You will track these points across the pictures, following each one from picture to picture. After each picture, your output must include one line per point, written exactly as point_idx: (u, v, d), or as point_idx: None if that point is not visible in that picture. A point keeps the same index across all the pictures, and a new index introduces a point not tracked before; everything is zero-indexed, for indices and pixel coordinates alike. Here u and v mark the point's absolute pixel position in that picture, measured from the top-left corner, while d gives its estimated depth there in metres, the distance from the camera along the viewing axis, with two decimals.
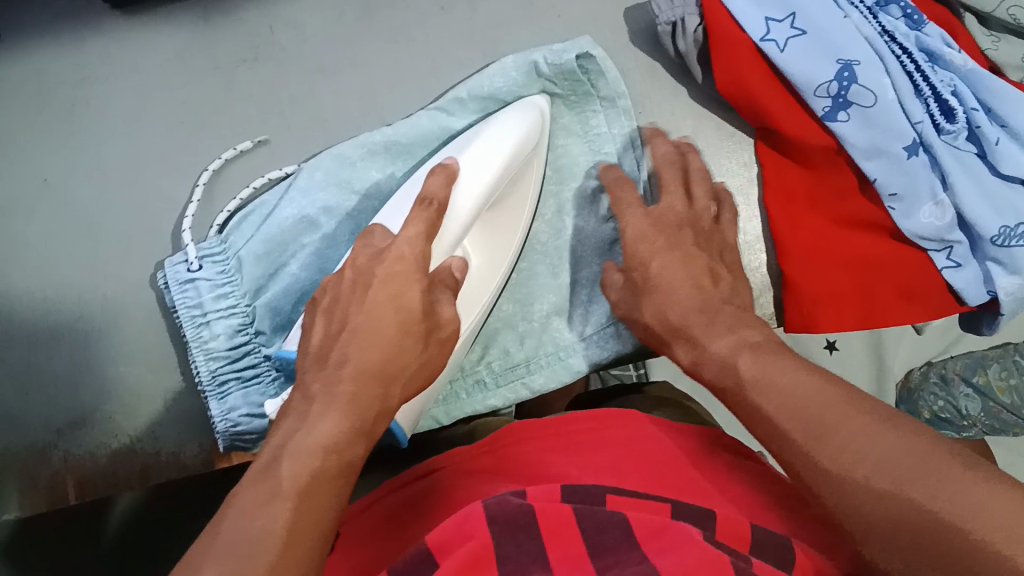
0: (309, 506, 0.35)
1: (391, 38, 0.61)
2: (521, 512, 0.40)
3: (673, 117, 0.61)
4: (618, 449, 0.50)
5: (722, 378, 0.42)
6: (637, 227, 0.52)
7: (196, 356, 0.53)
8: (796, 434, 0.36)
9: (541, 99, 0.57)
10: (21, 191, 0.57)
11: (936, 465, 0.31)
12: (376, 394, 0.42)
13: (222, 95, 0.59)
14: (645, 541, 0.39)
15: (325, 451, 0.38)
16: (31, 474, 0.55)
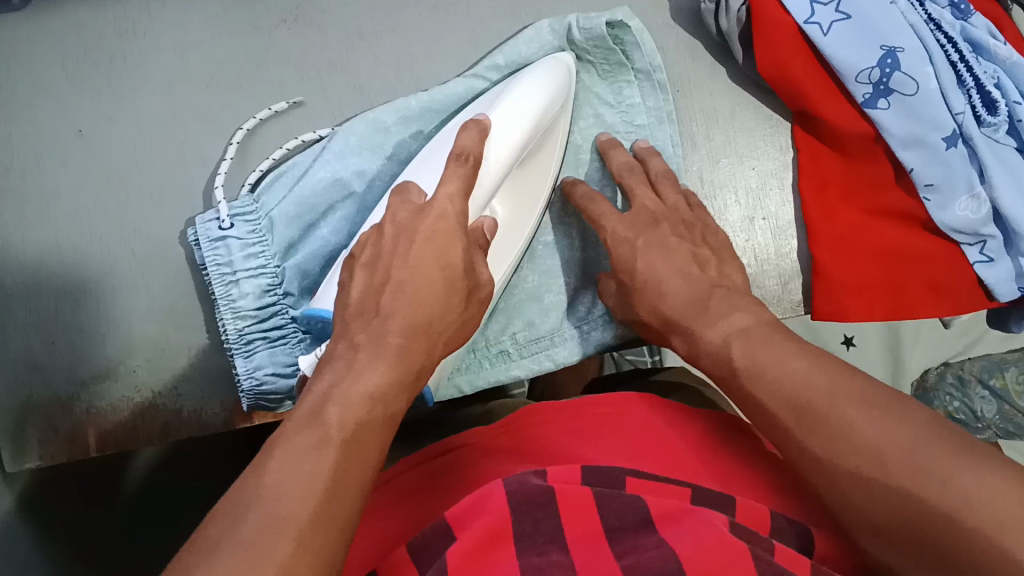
0: (357, 455, 0.37)
1: (433, 5, 0.61)
2: (539, 491, 0.40)
3: (710, 98, 0.59)
4: (640, 430, 0.50)
5: (740, 360, 0.43)
6: (614, 227, 0.52)
7: (223, 314, 0.53)
8: (791, 422, 0.39)
9: (565, 54, 0.55)
10: (57, 142, 0.57)
11: (925, 453, 0.34)
12: (414, 356, 0.43)
13: (259, 57, 0.59)
14: (663, 526, 0.38)
15: (365, 402, 0.39)
16: (54, 424, 0.55)
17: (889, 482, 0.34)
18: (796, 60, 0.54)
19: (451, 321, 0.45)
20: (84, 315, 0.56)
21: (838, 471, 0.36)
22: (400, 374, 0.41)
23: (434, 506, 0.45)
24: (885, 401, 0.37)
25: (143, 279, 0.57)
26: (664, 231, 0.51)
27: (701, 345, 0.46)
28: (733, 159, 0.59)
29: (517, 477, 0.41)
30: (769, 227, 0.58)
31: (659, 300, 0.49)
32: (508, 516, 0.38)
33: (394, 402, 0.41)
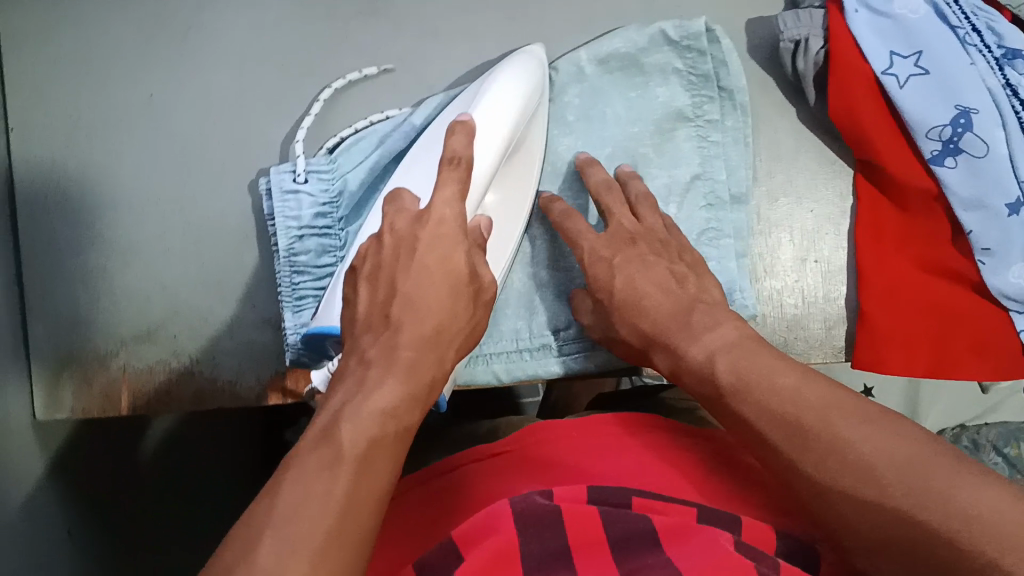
0: (371, 471, 0.35)
1: (511, 11, 0.58)
2: (547, 512, 0.41)
3: (774, 137, 0.58)
4: (640, 451, 0.51)
5: (725, 374, 0.43)
6: (591, 245, 0.53)
7: (281, 265, 0.55)
8: (783, 443, 0.39)
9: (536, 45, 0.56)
10: (126, 106, 0.57)
11: (921, 472, 0.34)
12: (431, 365, 0.41)
13: (335, 42, 0.58)
14: (669, 545, 0.39)
15: (385, 418, 0.37)
16: (90, 379, 0.57)
17: (880, 501, 0.35)
18: (867, 107, 0.54)
19: (462, 326, 0.44)
20: (132, 275, 0.57)
21: (828, 490, 0.37)
22: (409, 382, 0.39)
23: (446, 522, 0.46)
24: (874, 423, 0.37)
25: (195, 245, 0.57)
26: (641, 249, 0.52)
27: (680, 364, 0.46)
28: (794, 198, 0.58)
29: (522, 500, 0.41)
30: (820, 270, 0.57)
31: (638, 317, 0.49)
32: (517, 536, 0.39)
33: (409, 419, 0.39)
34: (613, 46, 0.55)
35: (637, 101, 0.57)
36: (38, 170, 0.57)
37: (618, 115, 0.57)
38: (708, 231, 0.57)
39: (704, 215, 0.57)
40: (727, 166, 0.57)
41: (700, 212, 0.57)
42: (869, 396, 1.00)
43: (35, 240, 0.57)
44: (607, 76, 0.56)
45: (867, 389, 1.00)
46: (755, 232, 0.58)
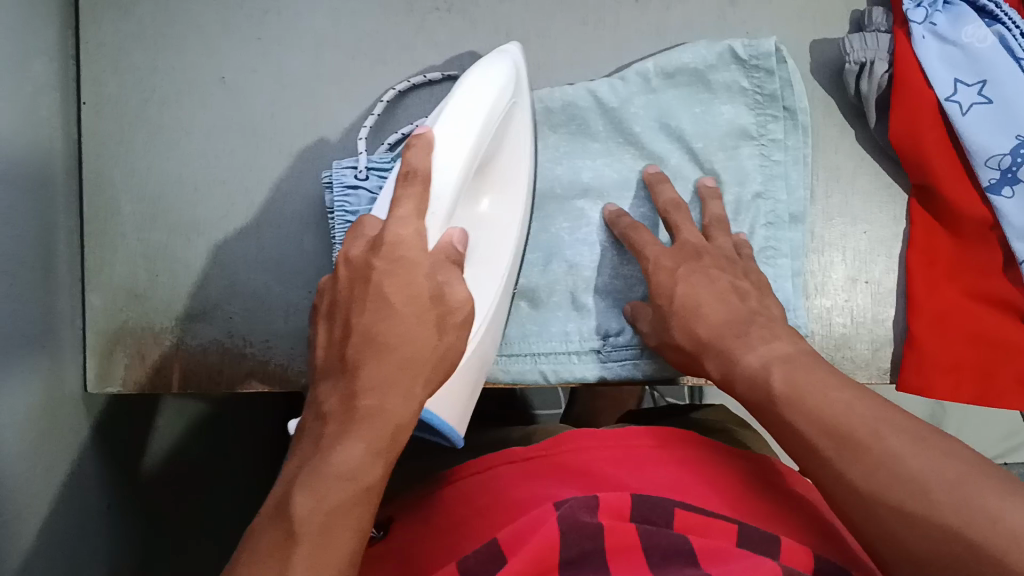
0: (331, 545, 0.37)
1: (581, 17, 0.59)
2: (590, 525, 0.42)
3: (835, 156, 0.59)
4: (674, 467, 0.50)
5: (779, 383, 0.43)
6: (657, 256, 0.53)
7: None
8: (828, 454, 0.39)
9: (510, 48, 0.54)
10: (199, 86, 0.59)
11: (970, 494, 0.34)
12: (428, 356, 0.42)
13: (409, 37, 0.59)
14: (706, 564, 0.41)
15: (347, 481, 0.38)
16: (143, 353, 0.58)
17: (928, 517, 0.35)
18: (929, 131, 0.55)
19: (429, 349, 0.42)
20: (193, 254, 0.58)
21: (871, 502, 0.37)
22: (369, 431, 0.39)
23: (469, 530, 0.47)
24: (923, 440, 0.37)
25: (256, 228, 0.58)
26: (706, 263, 0.52)
27: (734, 369, 0.47)
28: (848, 219, 0.59)
29: (566, 510, 0.43)
30: (870, 291, 0.58)
31: (694, 323, 0.50)
32: (558, 540, 0.41)
33: (374, 467, 0.39)
34: (682, 58, 0.57)
35: (702, 116, 0.58)
36: (106, 142, 0.58)
37: (684, 128, 0.57)
38: (767, 249, 0.58)
39: (763, 233, 0.58)
40: (788, 186, 0.58)
41: (759, 229, 0.58)
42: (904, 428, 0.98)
43: (98, 211, 0.58)
44: (673, 88, 0.57)
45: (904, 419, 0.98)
46: (811, 250, 0.58)
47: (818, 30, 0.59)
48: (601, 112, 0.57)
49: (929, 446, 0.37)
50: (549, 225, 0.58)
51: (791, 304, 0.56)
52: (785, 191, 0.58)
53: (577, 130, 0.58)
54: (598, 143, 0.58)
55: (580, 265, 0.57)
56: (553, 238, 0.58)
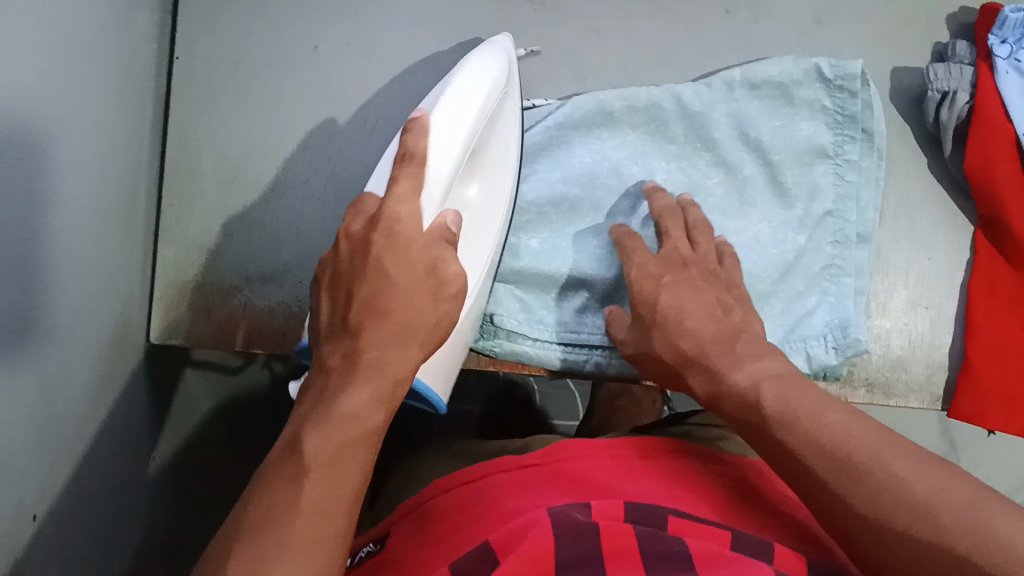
0: (329, 505, 0.34)
1: (671, 24, 0.60)
2: (587, 524, 0.38)
3: (906, 180, 0.60)
4: (662, 481, 0.45)
5: (771, 402, 0.40)
6: (643, 262, 0.53)
7: None
8: (825, 474, 0.35)
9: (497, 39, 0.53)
10: (293, 53, 0.60)
11: (982, 519, 0.31)
12: (424, 324, 0.41)
13: (502, 25, 0.60)
14: (703, 567, 0.36)
15: (352, 443, 0.36)
16: (209, 309, 0.58)
17: (936, 540, 0.31)
18: (1004, 165, 0.56)
19: (425, 321, 0.41)
20: (268, 216, 0.59)
21: (876, 531, 0.33)
22: (371, 398, 0.38)
23: (461, 539, 0.42)
24: (926, 462, 0.34)
25: (334, 197, 0.59)
26: (691, 274, 0.52)
27: (721, 390, 0.43)
28: (915, 244, 0.60)
29: (561, 512, 0.39)
30: (930, 316, 0.59)
31: (678, 336, 0.48)
32: (553, 541, 0.37)
33: (372, 433, 0.38)
34: (767, 72, 0.58)
35: (781, 130, 0.58)
36: (194, 98, 0.59)
37: (763, 139, 0.58)
38: (831, 267, 0.58)
39: (829, 250, 0.59)
40: (858, 208, 0.58)
41: (826, 247, 0.59)
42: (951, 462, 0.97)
43: (179, 165, 0.59)
44: (756, 100, 0.58)
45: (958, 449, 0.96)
46: (875, 271, 0.59)
47: (900, 58, 0.61)
48: (682, 116, 0.58)
49: (931, 470, 0.33)
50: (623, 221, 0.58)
51: (852, 320, 0.56)
52: (854, 212, 0.58)
53: (657, 131, 0.58)
54: (675, 146, 0.59)
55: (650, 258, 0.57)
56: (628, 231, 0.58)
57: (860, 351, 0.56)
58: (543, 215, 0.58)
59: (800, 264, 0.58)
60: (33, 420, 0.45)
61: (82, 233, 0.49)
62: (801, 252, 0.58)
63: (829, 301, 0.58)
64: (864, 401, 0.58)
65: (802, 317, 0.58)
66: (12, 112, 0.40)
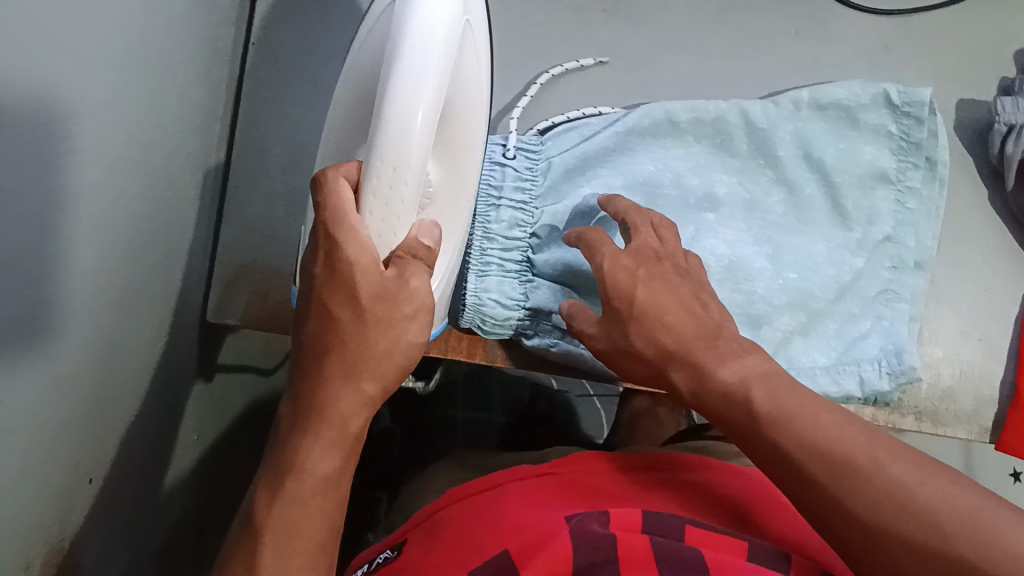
0: (301, 560, 0.36)
1: (741, 40, 0.61)
2: (602, 536, 0.39)
3: (962, 210, 0.60)
4: (661, 495, 0.46)
5: (762, 401, 0.39)
6: (614, 254, 0.47)
7: (475, 231, 0.56)
8: (818, 474, 0.35)
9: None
10: None
11: (983, 527, 0.31)
12: (382, 351, 0.39)
13: (574, 30, 0.61)
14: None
15: (320, 487, 0.37)
16: (266, 292, 0.57)
17: (942, 549, 0.32)
18: None
19: (380, 348, 0.38)
20: None
21: (880, 535, 0.33)
22: (339, 432, 0.38)
23: (483, 539, 0.43)
24: (925, 466, 0.34)
25: None
26: (665, 270, 0.47)
27: (706, 381, 0.41)
28: (971, 274, 0.60)
29: (576, 523, 0.40)
30: (983, 347, 0.58)
31: (659, 331, 0.44)
32: (570, 550, 0.39)
33: (342, 470, 0.38)
34: (837, 94, 0.59)
35: (845, 152, 0.59)
36: (268, 82, 0.60)
37: (826, 160, 0.59)
38: (886, 292, 0.58)
39: (886, 275, 0.58)
40: (917, 235, 0.58)
41: (883, 272, 0.58)
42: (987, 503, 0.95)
43: (249, 147, 0.59)
44: (823, 122, 0.59)
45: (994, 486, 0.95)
46: (929, 299, 0.59)
47: (965, 89, 0.61)
48: (747, 132, 0.59)
49: (928, 476, 0.34)
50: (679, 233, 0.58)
51: (906, 346, 0.56)
52: (914, 238, 0.58)
53: (722, 144, 0.59)
54: (739, 160, 0.59)
55: (708, 268, 0.57)
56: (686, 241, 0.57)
57: (914, 378, 0.55)
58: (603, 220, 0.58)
59: (857, 286, 0.58)
60: (94, 375, 0.46)
61: (156, 196, 0.49)
62: (857, 275, 0.58)
63: (883, 326, 0.57)
64: (912, 429, 0.57)
65: (855, 341, 0.57)
66: (104, 67, 0.41)
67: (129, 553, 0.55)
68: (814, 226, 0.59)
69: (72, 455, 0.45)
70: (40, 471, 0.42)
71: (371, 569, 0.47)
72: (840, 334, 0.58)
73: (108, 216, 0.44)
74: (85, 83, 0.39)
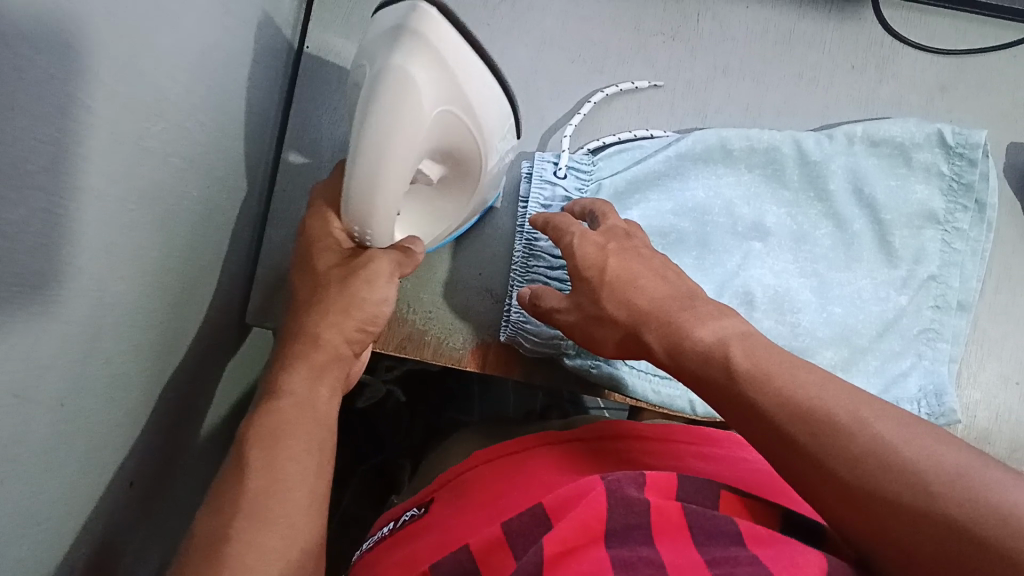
0: (287, 455, 0.41)
1: (799, 71, 0.61)
2: (639, 501, 0.38)
3: (1010, 256, 0.60)
4: (650, 463, 0.47)
5: (740, 358, 0.39)
6: (581, 230, 0.50)
7: (519, 247, 0.57)
8: (802, 438, 0.34)
9: (411, 55, 0.36)
10: None
11: (969, 484, 0.30)
12: (343, 302, 0.46)
13: (633, 52, 0.61)
14: (752, 545, 0.35)
15: (294, 404, 0.43)
16: None
17: (928, 510, 0.30)
18: None
19: (343, 301, 0.46)
20: None
21: (864, 495, 0.32)
22: (310, 364, 0.45)
23: (500, 505, 0.43)
24: (914, 427, 0.33)
25: None
26: (634, 245, 0.49)
27: (682, 346, 0.42)
28: (1012, 318, 0.59)
29: (614, 484, 0.39)
30: (1021, 391, 0.58)
31: (631, 293, 0.45)
32: (605, 512, 0.37)
33: (319, 399, 0.45)
34: (890, 131, 0.59)
35: (895, 190, 0.59)
36: (324, 87, 0.60)
37: (876, 197, 0.59)
38: (928, 331, 0.58)
39: (929, 315, 0.58)
40: (961, 275, 0.58)
41: (926, 311, 0.58)
42: None
43: (300, 149, 0.59)
44: (874, 158, 0.59)
45: None
46: (971, 341, 0.59)
47: (1016, 134, 0.62)
48: (798, 162, 0.59)
49: (912, 432, 0.33)
50: (725, 260, 0.58)
51: (947, 388, 0.56)
52: (957, 280, 0.58)
53: (773, 174, 0.59)
54: (789, 191, 0.59)
55: (754, 298, 0.57)
56: (731, 271, 0.57)
57: (954, 420, 0.55)
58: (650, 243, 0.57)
59: (899, 324, 0.58)
60: (146, 378, 0.45)
61: (213, 196, 0.49)
62: (900, 312, 0.58)
63: (924, 365, 0.57)
64: None
65: (896, 378, 0.57)
66: (173, 70, 0.41)
67: (159, 553, 0.54)
68: (860, 260, 0.59)
69: (119, 457, 0.44)
70: (92, 472, 0.41)
71: (398, 525, 0.49)
72: (881, 373, 0.57)
73: (170, 219, 0.44)
74: (155, 85, 0.39)
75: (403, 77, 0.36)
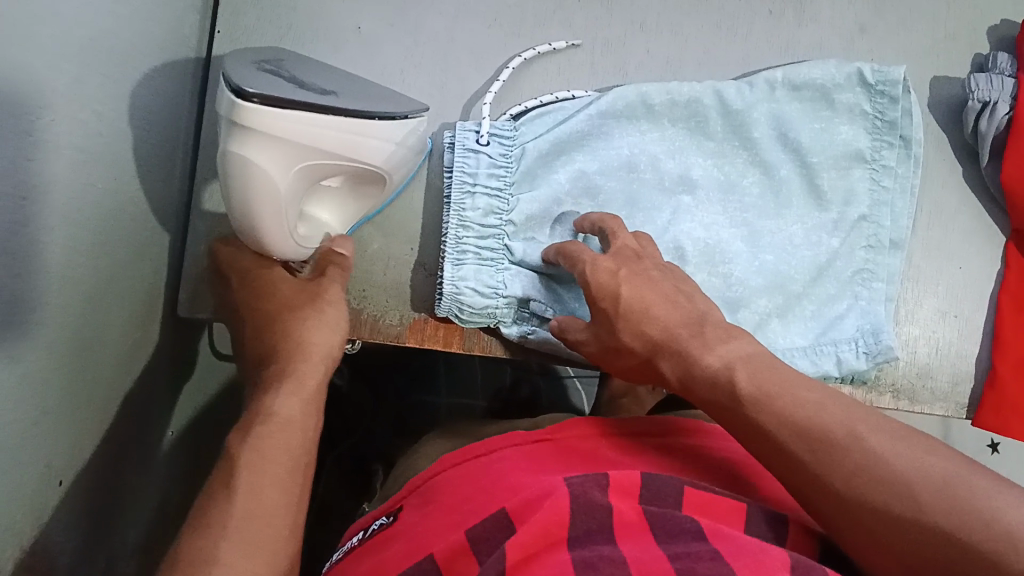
0: (272, 479, 0.40)
1: (717, 22, 0.61)
2: (600, 506, 0.35)
3: (941, 190, 0.60)
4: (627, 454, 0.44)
5: (745, 383, 0.38)
6: (593, 260, 0.48)
7: (450, 219, 0.55)
8: (800, 453, 0.34)
9: (241, 144, 0.41)
10: (337, 33, 0.58)
11: (959, 492, 0.31)
12: (314, 321, 0.48)
13: (548, 14, 0.60)
14: (713, 540, 0.34)
15: (284, 420, 0.43)
16: None
17: (917, 517, 0.31)
18: None
19: (313, 323, 0.48)
20: None
21: (857, 508, 0.32)
22: (297, 382, 0.45)
23: (466, 510, 0.39)
24: (903, 435, 0.33)
25: None
26: (645, 265, 0.47)
27: (693, 370, 0.40)
28: (946, 252, 0.59)
29: (577, 487, 0.36)
30: (959, 324, 0.58)
31: (643, 323, 0.44)
32: (566, 515, 0.34)
33: (308, 419, 0.44)
34: (812, 74, 0.58)
35: (821, 133, 0.59)
36: None
37: (802, 141, 0.58)
38: (862, 271, 0.58)
39: (862, 255, 0.59)
40: (892, 214, 0.58)
41: (860, 251, 0.59)
42: (994, 452, 0.96)
43: None
44: (797, 101, 0.59)
45: (993, 443, 0.96)
46: (906, 278, 0.59)
47: (938, 68, 0.62)
48: (722, 111, 0.58)
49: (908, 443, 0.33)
50: (655, 216, 0.58)
51: (883, 326, 0.56)
52: (889, 218, 0.58)
53: (699, 126, 0.58)
54: (714, 142, 0.59)
55: (685, 252, 0.57)
56: (662, 227, 0.57)
57: (891, 358, 0.55)
58: (578, 204, 0.57)
59: (833, 268, 0.58)
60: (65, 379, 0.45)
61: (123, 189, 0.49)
62: (833, 255, 0.58)
63: (861, 306, 0.58)
64: (889, 407, 0.58)
65: (833, 322, 0.58)
66: (62, 61, 0.40)
67: (110, 551, 0.54)
68: (789, 205, 0.59)
69: (46, 458, 0.44)
70: (13, 473, 0.41)
71: (367, 536, 0.45)
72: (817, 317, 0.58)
73: (76, 212, 0.43)
74: (42, 81, 0.39)
75: (238, 156, 0.42)
